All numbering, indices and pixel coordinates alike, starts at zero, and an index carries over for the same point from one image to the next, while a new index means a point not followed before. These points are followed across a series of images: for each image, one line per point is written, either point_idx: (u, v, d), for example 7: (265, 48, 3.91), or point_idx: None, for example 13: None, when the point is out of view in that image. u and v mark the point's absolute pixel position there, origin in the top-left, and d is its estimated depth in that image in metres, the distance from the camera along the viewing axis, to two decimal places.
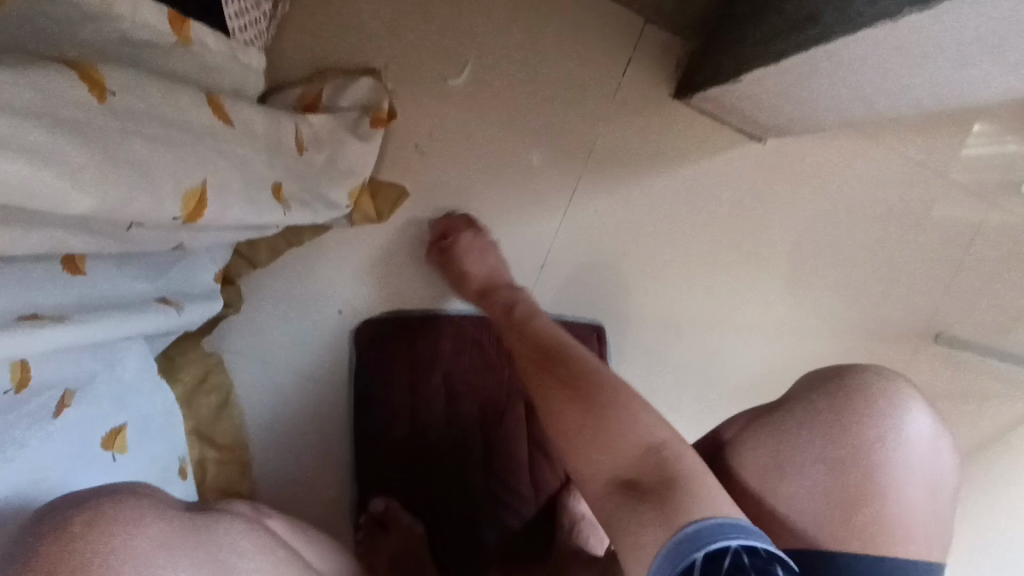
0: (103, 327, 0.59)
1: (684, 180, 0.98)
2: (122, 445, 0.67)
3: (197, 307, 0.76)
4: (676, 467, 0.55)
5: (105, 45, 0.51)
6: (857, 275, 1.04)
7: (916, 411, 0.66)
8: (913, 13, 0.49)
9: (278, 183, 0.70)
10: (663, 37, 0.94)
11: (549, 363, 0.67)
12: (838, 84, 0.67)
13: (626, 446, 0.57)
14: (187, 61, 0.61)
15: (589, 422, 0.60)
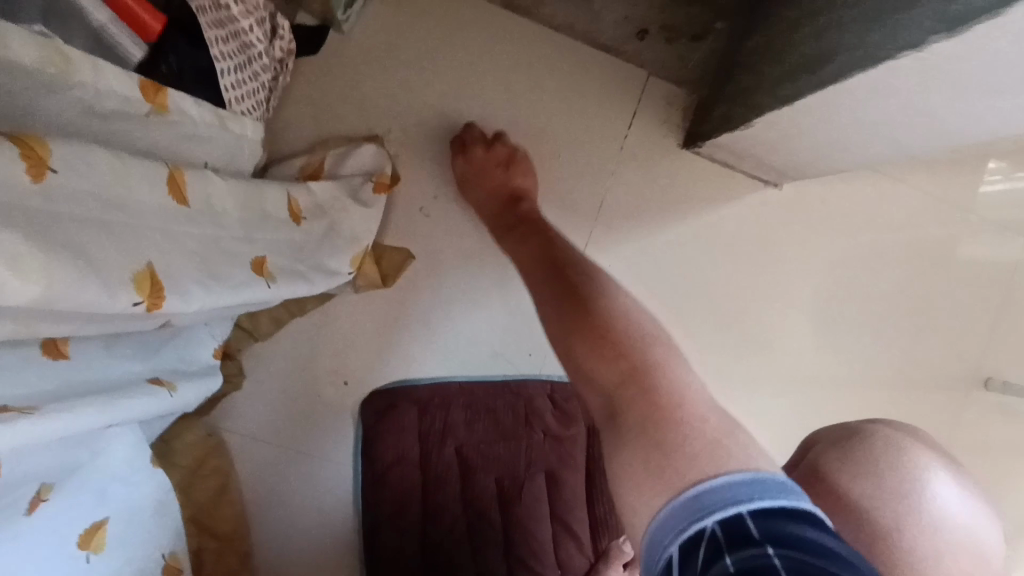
0: (94, 412, 0.51)
1: (699, 231, 0.93)
2: (99, 543, 0.61)
3: (194, 390, 0.69)
4: (661, 397, 0.54)
5: (63, 112, 0.45)
6: (894, 321, 0.97)
7: (948, 482, 0.61)
8: (942, 39, 0.46)
9: (260, 257, 0.66)
10: (667, 88, 0.90)
11: (562, 286, 0.66)
12: (867, 122, 0.63)
13: (610, 371, 0.57)
14: (162, 131, 0.55)
15: (596, 340, 0.59)
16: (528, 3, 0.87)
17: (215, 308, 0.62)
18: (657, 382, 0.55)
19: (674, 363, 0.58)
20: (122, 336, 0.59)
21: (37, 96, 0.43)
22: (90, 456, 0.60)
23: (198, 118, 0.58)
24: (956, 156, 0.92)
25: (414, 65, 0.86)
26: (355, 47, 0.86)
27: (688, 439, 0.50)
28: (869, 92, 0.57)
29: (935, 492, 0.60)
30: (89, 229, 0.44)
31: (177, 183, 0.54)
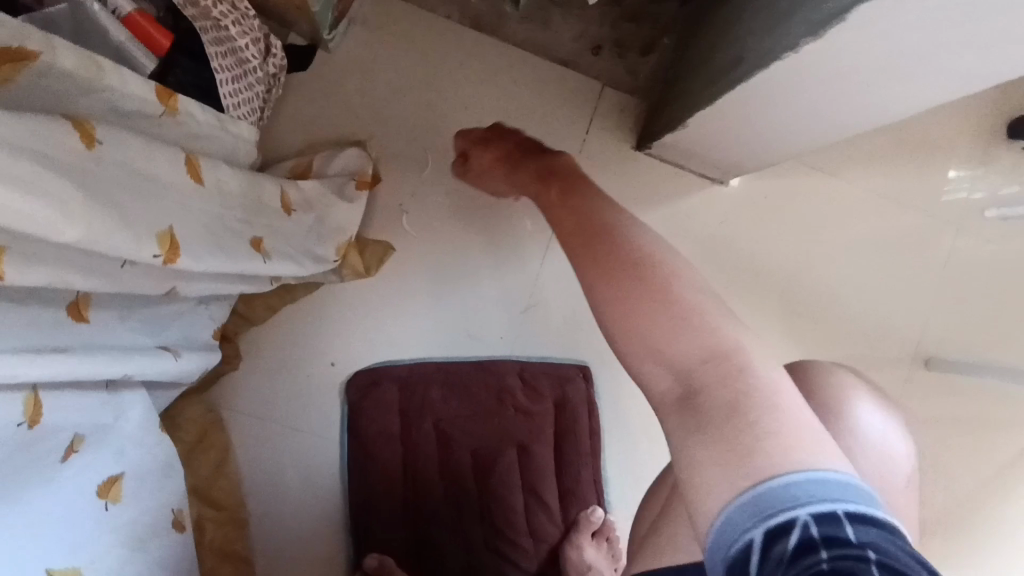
0: (112, 364, 0.60)
1: (656, 223, 1.02)
2: (116, 494, 0.69)
3: (196, 359, 0.78)
4: (750, 376, 0.48)
5: (96, 109, 0.55)
6: (838, 304, 1.06)
7: (870, 411, 0.72)
8: (810, 41, 0.56)
9: (257, 238, 0.75)
10: (619, 96, 1.01)
11: (604, 247, 0.60)
12: (777, 116, 0.73)
13: (690, 349, 0.51)
14: (173, 129, 0.65)
15: (654, 307, 0.53)
16: (494, 23, 0.98)
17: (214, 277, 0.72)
18: (746, 363, 0.49)
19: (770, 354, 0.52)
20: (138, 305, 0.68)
21: (76, 96, 0.53)
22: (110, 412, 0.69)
23: (202, 116, 0.69)
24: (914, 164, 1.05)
25: (393, 79, 0.97)
26: (340, 64, 0.96)
27: (765, 413, 0.46)
28: (772, 90, 0.67)
29: (859, 422, 0.71)
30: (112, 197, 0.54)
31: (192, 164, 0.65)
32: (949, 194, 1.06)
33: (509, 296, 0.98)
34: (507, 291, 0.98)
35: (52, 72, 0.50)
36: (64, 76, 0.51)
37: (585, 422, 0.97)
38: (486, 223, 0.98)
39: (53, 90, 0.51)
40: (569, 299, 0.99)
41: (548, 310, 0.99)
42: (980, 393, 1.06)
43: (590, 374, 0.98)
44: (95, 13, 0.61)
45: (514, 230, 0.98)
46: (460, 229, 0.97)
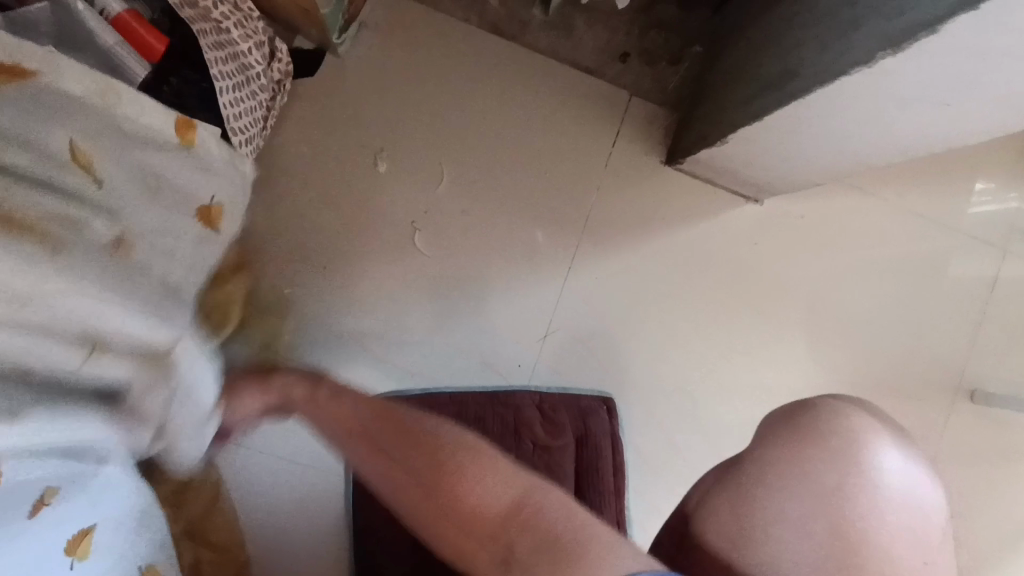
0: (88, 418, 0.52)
1: (683, 245, 0.95)
2: (84, 550, 0.58)
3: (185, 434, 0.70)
4: (546, 509, 0.55)
5: (92, 130, 0.51)
6: (876, 332, 0.99)
7: (883, 443, 0.68)
8: (886, 57, 0.49)
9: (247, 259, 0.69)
10: (647, 107, 0.94)
11: (405, 435, 0.63)
12: (832, 138, 0.66)
13: (495, 497, 0.56)
14: (181, 161, 0.61)
15: (450, 479, 0.58)
16: (514, 28, 0.92)
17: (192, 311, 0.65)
18: (540, 501, 0.56)
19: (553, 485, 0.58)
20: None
21: (68, 112, 0.49)
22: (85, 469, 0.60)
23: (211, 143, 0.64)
24: (944, 184, 0.99)
25: (405, 87, 0.90)
26: (350, 70, 0.90)
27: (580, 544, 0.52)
28: (830, 109, 0.60)
29: (874, 455, 0.66)
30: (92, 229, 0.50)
31: (207, 213, 0.66)
32: (977, 207, 0.99)
33: (526, 322, 0.92)
34: (524, 315, 0.92)
35: (46, 93, 0.48)
36: (65, 101, 0.49)
37: (609, 458, 0.87)
38: (502, 244, 0.91)
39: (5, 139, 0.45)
40: (588, 326, 0.93)
41: (568, 336, 0.93)
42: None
43: (613, 406, 0.91)
44: (82, 14, 0.55)
45: (533, 251, 0.92)
46: (476, 248, 0.91)
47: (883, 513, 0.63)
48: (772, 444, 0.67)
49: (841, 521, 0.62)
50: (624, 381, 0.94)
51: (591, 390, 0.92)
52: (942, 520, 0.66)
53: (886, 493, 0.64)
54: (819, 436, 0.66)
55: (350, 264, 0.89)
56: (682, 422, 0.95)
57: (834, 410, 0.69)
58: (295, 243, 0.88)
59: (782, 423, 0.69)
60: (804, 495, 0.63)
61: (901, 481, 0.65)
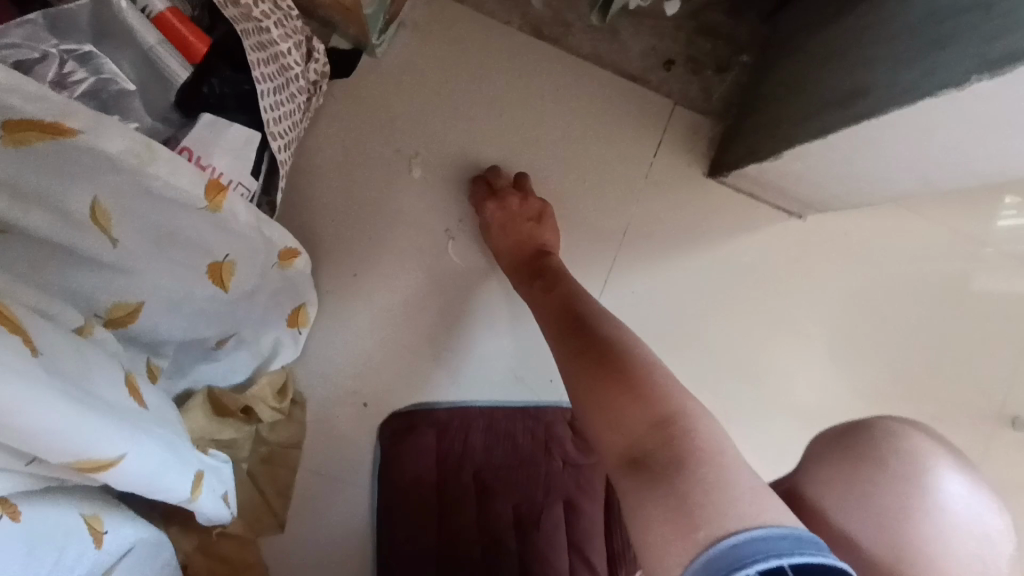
0: (158, 431, 0.50)
1: (722, 260, 0.92)
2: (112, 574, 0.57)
3: (225, 471, 0.69)
4: (696, 440, 0.52)
5: (119, 192, 0.48)
6: (918, 355, 0.96)
7: (947, 468, 0.63)
8: (982, 81, 0.46)
9: (294, 252, 0.66)
10: (691, 118, 0.90)
11: (578, 324, 0.67)
12: (899, 158, 0.63)
13: (641, 418, 0.55)
14: (205, 225, 0.54)
15: (608, 383, 0.59)
16: (557, 32, 0.88)
17: (210, 312, 0.65)
18: (691, 430, 0.53)
19: (714, 417, 0.55)
20: (164, 346, 0.66)
21: (102, 173, 0.45)
22: (111, 504, 0.59)
23: (240, 185, 0.61)
24: (993, 204, 0.95)
25: (443, 90, 0.87)
26: (386, 70, 0.86)
27: (719, 490, 0.47)
28: (909, 129, 0.56)
29: (939, 483, 0.62)
30: (81, 283, 0.52)
31: (221, 271, 0.60)
32: (1002, 220, 0.95)
33: None
34: None
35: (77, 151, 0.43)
36: (112, 166, 0.45)
37: None
38: None
39: (33, 190, 0.44)
40: None
41: None
42: None
43: None
44: (122, 13, 0.54)
45: (570, 262, 0.89)
46: None
47: (941, 543, 0.59)
48: (821, 465, 0.64)
49: (900, 548, 0.59)
50: None
51: None
52: (1005, 551, 0.61)
53: (943, 523, 0.60)
54: (874, 459, 0.62)
55: (380, 270, 0.86)
56: None
57: (892, 431, 0.64)
58: (324, 249, 0.85)
59: (838, 438, 0.65)
60: (859, 519, 0.60)
61: (960, 509, 0.61)
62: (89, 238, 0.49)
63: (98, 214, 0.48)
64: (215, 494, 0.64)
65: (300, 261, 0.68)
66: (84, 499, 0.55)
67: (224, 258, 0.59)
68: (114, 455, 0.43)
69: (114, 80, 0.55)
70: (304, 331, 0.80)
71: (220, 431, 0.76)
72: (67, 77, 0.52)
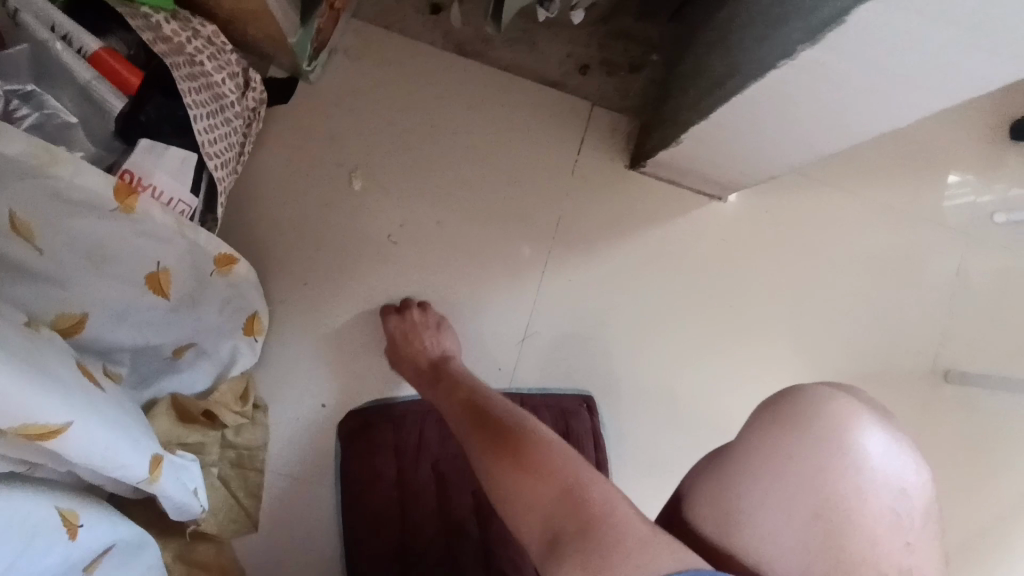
0: (107, 406, 0.55)
1: (652, 245, 0.99)
2: (92, 566, 0.61)
3: (194, 469, 0.75)
4: (596, 503, 0.59)
5: (34, 202, 0.55)
6: (849, 319, 1.02)
7: (872, 431, 0.66)
8: (808, 48, 0.53)
9: (229, 256, 0.73)
10: (611, 116, 0.98)
11: (479, 412, 0.72)
12: (773, 130, 0.70)
13: (545, 496, 0.60)
14: (124, 228, 0.62)
15: (512, 467, 0.63)
16: (478, 47, 0.96)
17: (154, 319, 0.72)
18: (590, 494, 0.59)
19: (604, 474, 0.62)
20: (118, 353, 0.73)
21: (12, 182, 0.52)
22: (88, 500, 0.64)
23: (180, 203, 0.68)
24: (901, 173, 1.03)
25: (377, 107, 0.94)
26: (322, 94, 0.94)
27: (619, 547, 0.55)
28: (774, 98, 0.63)
29: (862, 445, 0.65)
30: (24, 297, 0.58)
31: (159, 280, 0.69)
32: (953, 198, 1.04)
33: (505, 328, 0.95)
34: (503, 320, 0.95)
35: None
36: (27, 170, 0.52)
37: (591, 455, 0.93)
38: (478, 254, 0.95)
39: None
40: (568, 330, 0.96)
41: (546, 340, 0.96)
42: (1000, 405, 1.02)
43: (593, 404, 0.95)
44: (59, 54, 0.61)
45: (511, 259, 0.96)
46: (452, 258, 0.94)
47: (855, 501, 0.64)
48: (753, 430, 0.67)
49: (824, 507, 0.63)
50: (603, 379, 0.97)
51: (571, 388, 0.96)
52: (920, 504, 0.66)
53: (859, 481, 0.64)
54: (798, 427, 0.65)
55: (330, 279, 0.92)
56: (662, 417, 0.98)
57: (818, 399, 0.68)
58: (276, 262, 0.91)
59: (769, 408, 0.68)
60: (783, 481, 0.64)
61: (875, 468, 0.65)
62: (15, 246, 0.55)
63: (20, 224, 0.55)
64: (184, 486, 0.69)
65: (240, 261, 0.75)
66: (59, 494, 0.59)
67: (159, 267, 0.68)
68: (61, 423, 0.47)
69: (57, 115, 0.61)
70: (261, 339, 0.84)
71: (186, 435, 0.82)
72: (12, 113, 0.59)
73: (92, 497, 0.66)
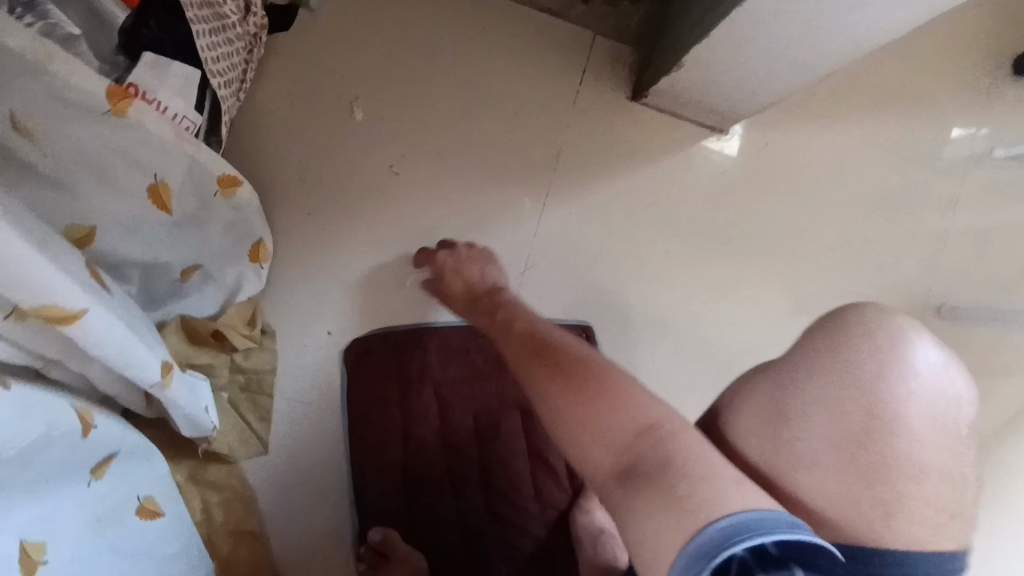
0: (116, 305, 0.57)
1: (650, 178, 0.99)
2: (98, 471, 0.65)
3: (203, 387, 0.78)
4: (682, 441, 0.52)
5: (33, 98, 0.54)
6: (843, 253, 1.03)
7: (930, 348, 0.62)
8: None
9: (232, 176, 0.77)
10: (612, 48, 0.98)
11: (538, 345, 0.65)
12: (769, 49, 0.71)
13: (623, 430, 0.54)
14: (127, 139, 0.62)
15: (582, 397, 0.56)
16: None
17: (160, 238, 0.73)
18: (673, 432, 0.52)
19: (685, 418, 0.55)
20: (127, 270, 0.73)
21: (13, 76, 0.52)
22: (101, 408, 0.66)
23: (185, 120, 0.69)
24: (901, 108, 1.03)
25: (376, 38, 0.94)
26: (323, 23, 0.93)
27: (701, 484, 0.48)
28: (765, 14, 0.64)
29: (920, 362, 0.61)
30: (34, 200, 0.58)
31: (161, 194, 0.69)
32: (953, 147, 1.04)
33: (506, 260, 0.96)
34: (504, 252, 0.96)
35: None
36: (24, 66, 0.52)
37: None
38: (478, 187, 0.96)
39: None
40: (567, 262, 0.98)
41: (546, 271, 0.97)
42: (995, 341, 1.02)
43: (592, 333, 0.97)
44: None
45: (513, 189, 0.96)
46: (455, 190, 0.95)
47: (914, 419, 0.58)
48: (812, 337, 0.63)
49: (869, 417, 0.58)
50: (602, 310, 0.99)
51: (572, 319, 0.97)
52: (965, 432, 0.60)
53: (919, 401, 0.59)
54: (863, 331, 0.61)
55: (335, 209, 0.93)
56: (658, 348, 0.99)
57: (884, 313, 0.63)
58: (280, 192, 0.92)
59: (832, 318, 0.64)
60: (835, 395, 0.59)
61: (940, 393, 0.60)
62: (19, 143, 0.55)
63: (22, 123, 0.54)
64: (193, 400, 0.72)
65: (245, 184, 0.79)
66: (73, 395, 0.62)
67: (159, 180, 0.68)
68: (77, 308, 0.49)
69: (60, 26, 0.62)
70: (265, 265, 0.89)
71: (196, 356, 0.84)
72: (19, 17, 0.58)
73: (105, 407, 0.68)
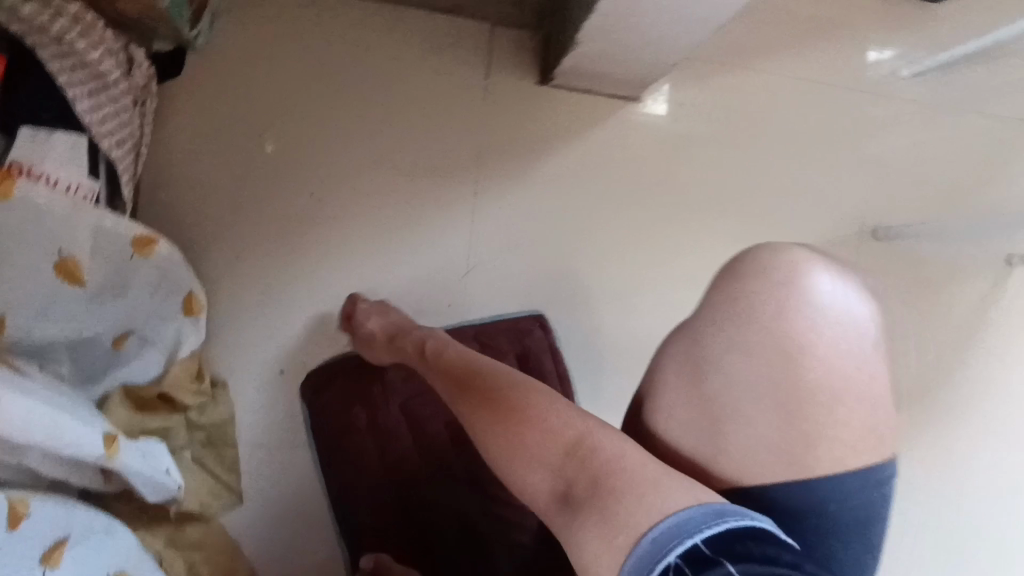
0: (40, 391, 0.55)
1: (576, 157, 0.99)
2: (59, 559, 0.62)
3: (162, 451, 0.76)
4: (603, 451, 0.56)
5: None
6: (776, 194, 1.04)
7: (825, 274, 0.63)
8: None
9: (146, 237, 0.74)
10: (512, 35, 0.98)
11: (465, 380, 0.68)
12: (660, 10, 0.71)
13: (551, 450, 0.58)
14: (15, 219, 0.61)
15: (511, 429, 0.60)
16: None
17: (78, 312, 0.71)
18: (595, 445, 0.57)
19: (609, 425, 0.59)
20: (52, 352, 0.72)
21: None
22: (49, 494, 0.65)
23: (81, 187, 0.69)
24: (807, 44, 1.05)
25: (273, 66, 0.92)
26: (215, 60, 0.91)
27: (628, 495, 0.53)
28: None
29: (819, 290, 0.62)
30: None
31: (69, 268, 0.68)
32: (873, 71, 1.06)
33: (447, 263, 0.96)
34: (444, 256, 0.96)
35: None
36: None
37: (553, 370, 0.93)
38: (405, 197, 0.95)
39: None
40: (509, 255, 0.98)
41: (489, 268, 0.97)
42: (929, 252, 1.05)
43: (547, 321, 0.96)
44: None
45: (440, 193, 0.96)
46: (382, 204, 0.94)
47: (820, 348, 0.60)
48: (714, 288, 0.64)
49: (783, 355, 0.59)
50: (553, 295, 0.99)
51: (524, 309, 0.98)
52: (873, 346, 0.62)
53: (829, 333, 0.60)
54: (759, 273, 0.63)
55: (264, 246, 0.91)
56: (614, 321, 1.00)
57: (778, 252, 0.64)
58: (206, 239, 0.90)
59: (731, 266, 0.65)
60: (741, 341, 0.60)
61: (842, 316, 0.61)
62: None
63: None
64: (148, 465, 0.70)
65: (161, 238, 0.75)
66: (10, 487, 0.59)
67: (62, 255, 0.67)
68: None
69: None
70: (203, 316, 0.84)
71: (148, 421, 0.82)
72: None
73: (58, 494, 0.67)
